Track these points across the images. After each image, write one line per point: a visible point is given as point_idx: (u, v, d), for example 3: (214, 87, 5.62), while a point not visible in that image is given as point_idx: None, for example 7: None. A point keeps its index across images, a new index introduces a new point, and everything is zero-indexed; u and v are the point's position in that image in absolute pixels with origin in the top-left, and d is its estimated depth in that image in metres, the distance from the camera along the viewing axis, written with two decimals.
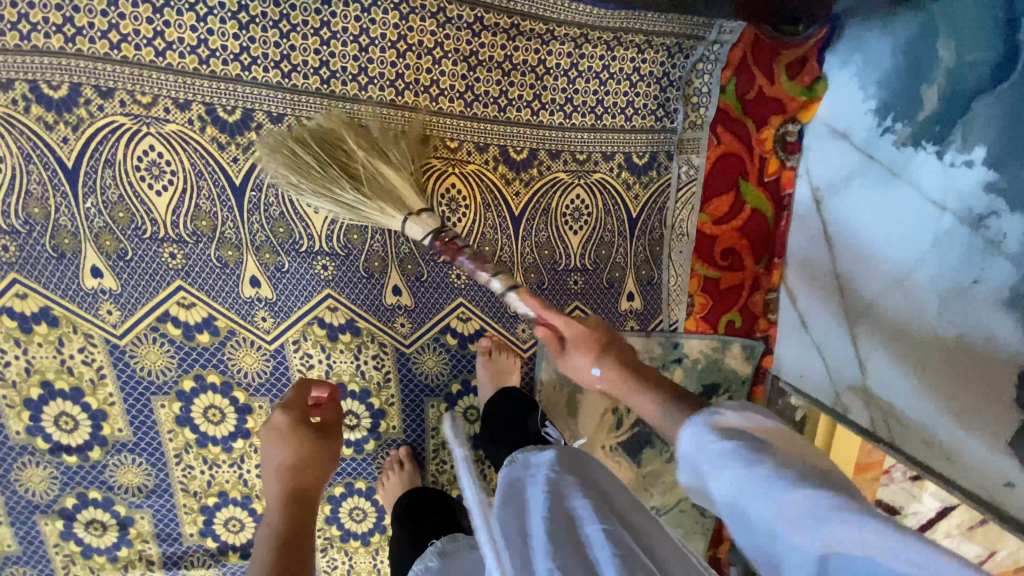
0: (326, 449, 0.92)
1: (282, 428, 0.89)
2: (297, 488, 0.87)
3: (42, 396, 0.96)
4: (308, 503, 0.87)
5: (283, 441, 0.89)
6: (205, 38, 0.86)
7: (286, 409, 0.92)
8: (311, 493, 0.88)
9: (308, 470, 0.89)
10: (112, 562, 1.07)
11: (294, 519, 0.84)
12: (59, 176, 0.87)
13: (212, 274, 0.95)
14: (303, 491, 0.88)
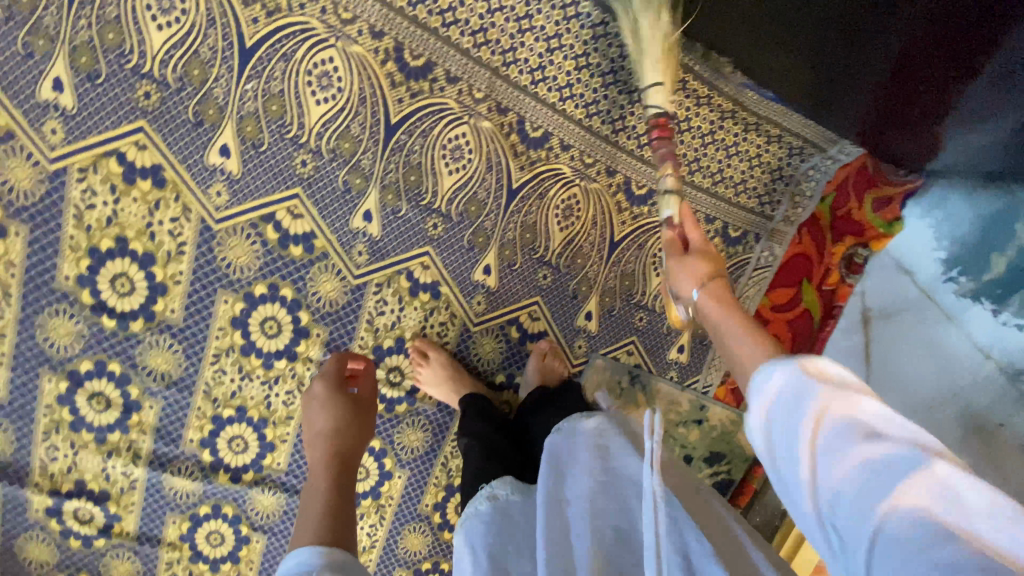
0: (363, 422, 0.99)
1: (320, 396, 0.98)
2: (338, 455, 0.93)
3: (110, 250, 0.92)
4: (349, 469, 0.92)
5: (324, 408, 0.96)
6: None
7: (325, 379, 0.99)
8: (350, 461, 0.94)
9: (345, 438, 0.95)
10: (97, 443, 1.01)
11: (339, 484, 0.89)
12: (233, 50, 0.87)
13: (331, 195, 0.96)
14: (344, 456, 0.94)
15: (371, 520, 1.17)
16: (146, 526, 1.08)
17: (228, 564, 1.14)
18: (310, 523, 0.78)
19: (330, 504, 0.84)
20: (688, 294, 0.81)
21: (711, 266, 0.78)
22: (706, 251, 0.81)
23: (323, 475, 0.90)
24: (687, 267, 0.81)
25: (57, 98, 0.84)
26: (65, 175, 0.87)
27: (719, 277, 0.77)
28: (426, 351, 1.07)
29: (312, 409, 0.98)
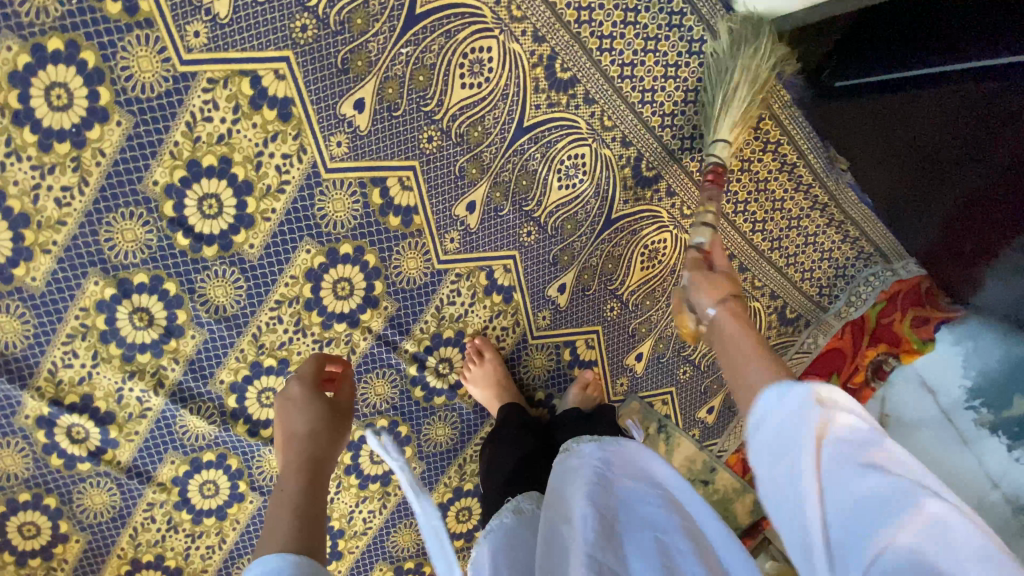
0: (341, 423, 0.85)
1: (296, 397, 0.85)
2: (311, 456, 0.77)
3: (210, 168, 0.87)
4: (324, 475, 0.76)
5: (300, 407, 0.84)
6: (593, 7, 0.93)
7: (299, 381, 0.88)
8: (326, 468, 0.77)
9: (320, 439, 0.80)
10: (122, 360, 0.94)
11: (309, 488, 0.71)
12: (400, 12, 0.87)
13: (444, 177, 0.96)
14: (316, 458, 0.77)
15: (371, 506, 1.13)
16: (140, 459, 1.00)
17: (211, 519, 1.06)
18: (273, 530, 0.63)
19: (301, 507, 0.68)
20: (695, 313, 0.76)
21: (728, 291, 0.74)
22: (717, 281, 0.76)
23: (289, 478, 0.73)
24: (694, 303, 0.77)
25: (212, 4, 0.81)
26: (192, 80, 0.83)
27: (738, 298, 0.73)
28: (483, 350, 1.06)
29: (286, 414, 0.85)
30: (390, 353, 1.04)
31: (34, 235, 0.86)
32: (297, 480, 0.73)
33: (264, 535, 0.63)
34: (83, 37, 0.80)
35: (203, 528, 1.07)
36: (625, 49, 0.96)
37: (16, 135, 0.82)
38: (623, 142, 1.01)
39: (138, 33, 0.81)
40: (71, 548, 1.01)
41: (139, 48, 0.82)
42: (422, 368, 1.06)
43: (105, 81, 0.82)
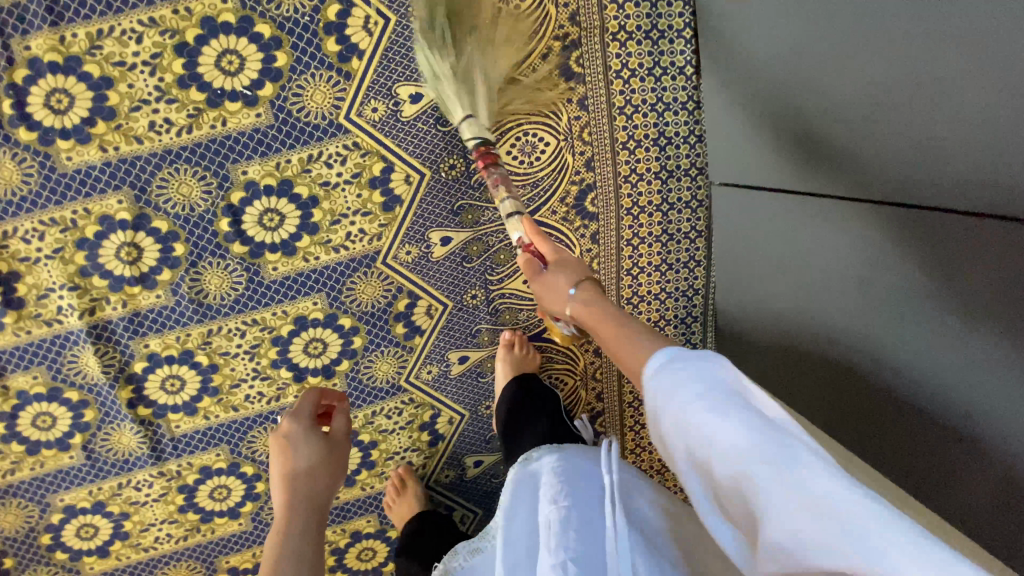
0: (339, 471, 0.92)
1: (292, 435, 0.91)
2: (305, 496, 0.86)
3: (297, 195, 0.92)
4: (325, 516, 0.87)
5: (303, 445, 0.90)
6: (646, 299, 1.11)
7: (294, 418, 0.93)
8: (324, 513, 0.88)
9: (318, 484, 0.88)
10: (78, 270, 0.90)
11: (313, 530, 0.84)
12: (524, 208, 1.00)
13: (459, 328, 1.06)
14: (310, 500, 0.87)
15: (175, 530, 1.07)
16: (6, 355, 0.92)
17: (18, 448, 0.97)
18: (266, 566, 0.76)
19: (306, 560, 0.78)
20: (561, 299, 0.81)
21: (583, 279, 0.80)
22: (568, 263, 0.84)
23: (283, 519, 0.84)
24: (553, 286, 0.82)
25: (404, 102, 0.91)
26: (341, 133, 0.91)
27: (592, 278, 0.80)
28: (405, 479, 1.11)
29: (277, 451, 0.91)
30: None
31: (104, 130, 0.85)
32: (292, 520, 0.83)
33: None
34: (288, 42, 0.86)
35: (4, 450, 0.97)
36: None
37: (167, 58, 0.83)
38: (599, 396, 1.15)
39: (331, 73, 0.88)
40: None
41: (323, 83, 0.88)
42: None
43: (276, 81, 0.87)
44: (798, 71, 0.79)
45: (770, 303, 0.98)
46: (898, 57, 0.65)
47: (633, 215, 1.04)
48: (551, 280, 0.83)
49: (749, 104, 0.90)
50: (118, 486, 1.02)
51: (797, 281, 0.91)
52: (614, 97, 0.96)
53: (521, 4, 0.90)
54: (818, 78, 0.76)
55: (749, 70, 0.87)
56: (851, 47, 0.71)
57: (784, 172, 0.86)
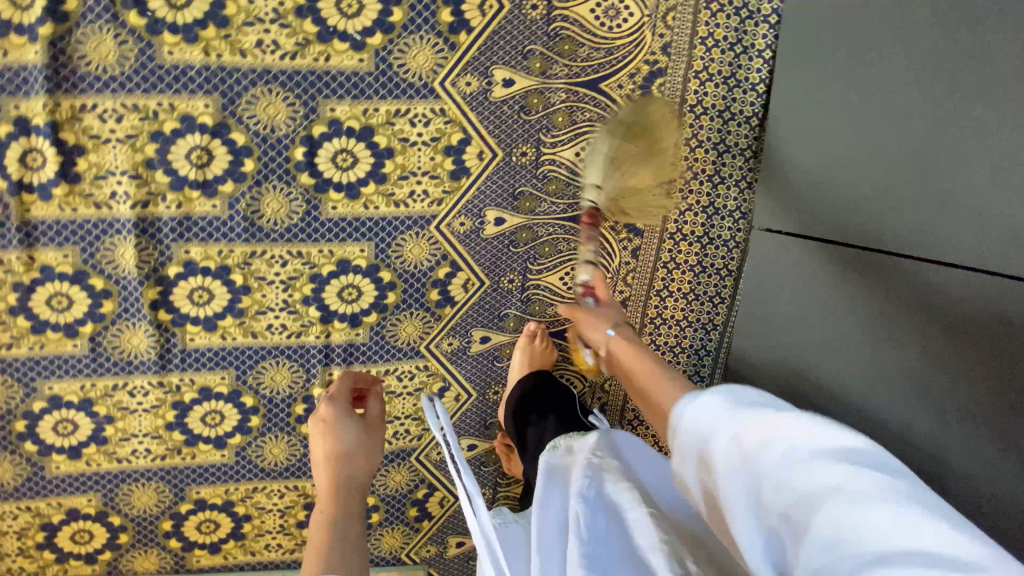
0: (372, 445, 0.92)
1: (324, 417, 0.92)
2: (343, 480, 0.86)
3: (375, 144, 0.96)
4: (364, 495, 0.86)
5: (335, 423, 0.92)
6: (667, 323, 1.16)
7: (329, 402, 0.96)
8: (363, 493, 0.87)
9: (356, 460, 0.89)
10: (144, 161, 0.90)
11: (352, 509, 0.83)
12: (580, 208, 1.05)
13: (490, 308, 1.09)
14: (349, 484, 0.86)
15: (155, 446, 1.04)
16: (45, 227, 0.91)
17: (24, 323, 0.94)
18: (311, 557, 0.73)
19: (349, 537, 0.78)
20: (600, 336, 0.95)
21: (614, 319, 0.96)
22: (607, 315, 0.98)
23: (325, 509, 0.82)
24: (590, 322, 0.98)
25: (497, 83, 0.96)
26: (431, 97, 0.95)
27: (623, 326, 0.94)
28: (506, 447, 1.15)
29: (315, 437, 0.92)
30: (318, 363, 1.05)
31: (212, 35, 0.87)
32: (333, 511, 0.82)
33: (313, 557, 0.74)
34: (408, 2, 0.91)
35: (9, 322, 0.94)
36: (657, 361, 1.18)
37: None
38: (602, 406, 1.19)
39: (439, 39, 0.93)
40: None
41: (429, 47, 0.93)
42: None
43: (387, 33, 0.91)
44: (855, 144, 0.93)
45: (789, 345, 1.07)
46: (949, 150, 0.81)
47: (675, 240, 1.10)
48: (597, 314, 0.98)
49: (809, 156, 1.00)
50: (113, 387, 1.00)
51: (819, 325, 1.01)
52: (684, 128, 1.04)
53: (624, 24, 0.97)
54: (888, 148, 0.88)
55: (815, 131, 0.98)
56: (909, 133, 0.86)
57: (823, 228, 0.98)
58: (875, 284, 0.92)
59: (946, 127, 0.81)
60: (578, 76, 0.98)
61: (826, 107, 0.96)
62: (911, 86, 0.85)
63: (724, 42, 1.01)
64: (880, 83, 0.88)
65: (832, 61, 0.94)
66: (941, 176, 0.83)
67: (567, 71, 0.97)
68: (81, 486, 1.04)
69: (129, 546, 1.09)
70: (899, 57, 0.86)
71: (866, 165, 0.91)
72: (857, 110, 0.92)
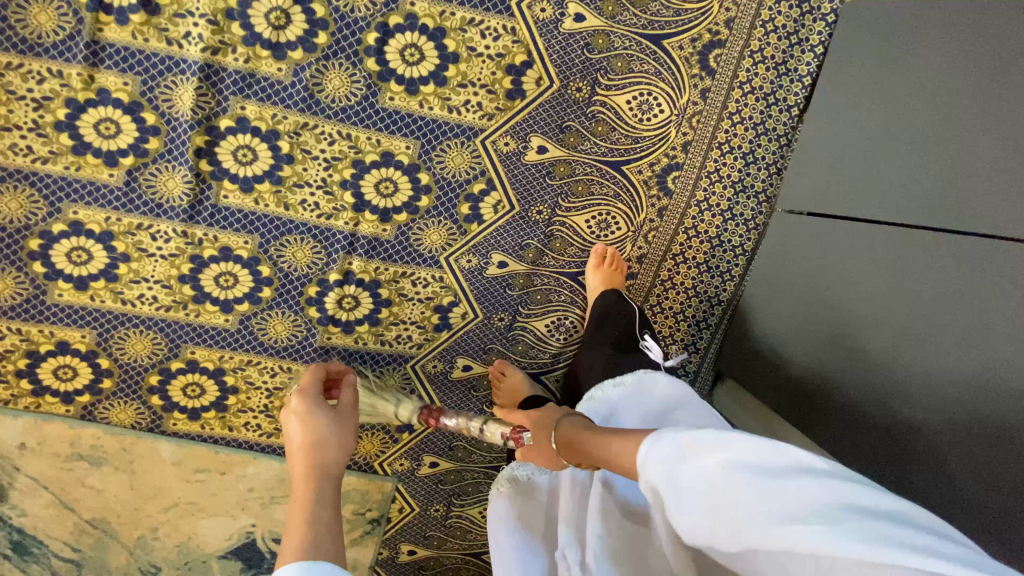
0: (343, 433, 0.96)
1: (298, 406, 0.96)
2: (318, 462, 0.89)
3: (444, 47, 1.00)
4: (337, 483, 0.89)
5: (306, 405, 0.97)
6: (676, 288, 1.20)
7: (300, 394, 0.99)
8: (336, 481, 0.89)
9: (329, 445, 0.92)
10: (224, 10, 0.93)
11: (324, 493, 0.85)
12: (619, 156, 1.10)
13: (513, 234, 1.12)
14: (323, 471, 0.88)
15: (162, 295, 1.04)
16: (113, 51, 0.93)
17: (67, 142, 0.96)
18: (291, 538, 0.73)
19: (324, 519, 0.79)
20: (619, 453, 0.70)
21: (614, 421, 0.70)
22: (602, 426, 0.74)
23: (302, 487, 0.85)
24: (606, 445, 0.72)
25: (569, 16, 1.01)
26: (506, 14, 1.00)
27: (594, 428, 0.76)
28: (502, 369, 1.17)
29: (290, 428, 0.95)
30: (340, 249, 1.07)
31: None
32: (312, 497, 0.83)
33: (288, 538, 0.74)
34: None
35: (52, 137, 0.95)
36: (659, 324, 1.22)
37: None
38: None
39: None
40: None
41: None
42: (337, 285, 1.08)
43: None
44: (906, 131, 0.89)
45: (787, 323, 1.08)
46: (956, 153, 0.81)
47: (701, 208, 1.15)
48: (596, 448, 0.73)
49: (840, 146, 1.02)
50: (137, 226, 1.01)
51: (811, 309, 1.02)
52: (730, 102, 1.09)
53: None
54: (903, 146, 0.89)
55: (851, 122, 1.00)
56: (954, 124, 0.82)
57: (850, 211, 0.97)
58: (894, 267, 0.87)
59: (1000, 121, 0.76)
60: (645, 28, 1.03)
61: (889, 97, 0.94)
62: (978, 77, 0.80)
63: (782, 29, 1.07)
64: (945, 75, 0.85)
65: (909, 53, 0.91)
66: (978, 172, 0.78)
67: (635, 21, 1.03)
68: (79, 320, 1.04)
69: (110, 394, 1.09)
70: (973, 51, 0.81)
71: (916, 152, 0.87)
72: (918, 98, 0.89)
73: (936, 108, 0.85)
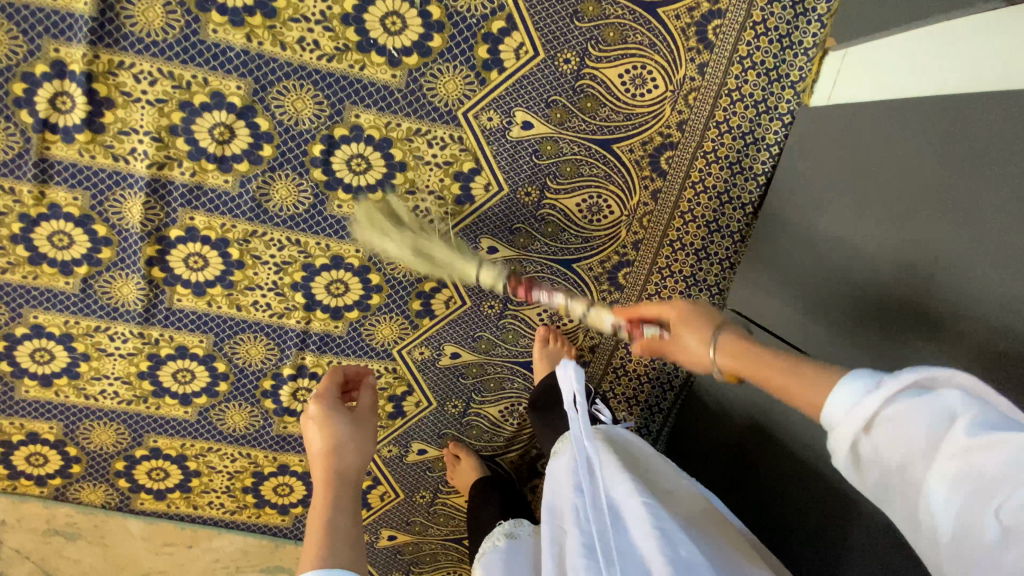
0: (360, 435, 0.93)
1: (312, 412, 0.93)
2: (336, 470, 0.86)
3: (391, 156, 1.00)
4: (356, 492, 0.86)
5: (323, 406, 0.93)
6: (629, 375, 1.21)
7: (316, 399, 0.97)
8: (355, 488, 0.87)
9: (348, 454, 0.89)
10: (168, 127, 0.93)
11: (342, 506, 0.82)
12: (570, 254, 1.10)
13: (466, 327, 1.14)
14: (344, 477, 0.88)
15: (124, 390, 1.08)
16: (62, 168, 0.94)
17: (23, 253, 0.98)
18: (310, 546, 0.73)
19: (349, 540, 0.76)
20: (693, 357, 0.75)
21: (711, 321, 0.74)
22: (688, 317, 0.77)
23: (320, 499, 0.83)
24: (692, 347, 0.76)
25: (517, 124, 1.01)
26: (453, 124, 0.99)
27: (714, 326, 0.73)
28: (458, 454, 1.21)
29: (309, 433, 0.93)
30: (294, 345, 1.09)
31: (258, 24, 0.90)
32: (330, 505, 0.82)
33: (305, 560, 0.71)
34: (449, 31, 0.94)
35: (7, 248, 0.98)
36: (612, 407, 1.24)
37: None
38: None
39: (472, 74, 0.97)
40: None
41: (460, 76, 0.97)
42: (291, 378, 1.11)
43: (424, 56, 0.95)
44: (872, 202, 0.84)
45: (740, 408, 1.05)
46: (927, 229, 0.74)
47: (653, 302, 1.15)
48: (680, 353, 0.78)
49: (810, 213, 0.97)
50: (95, 328, 1.04)
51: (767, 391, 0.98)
52: (683, 201, 1.08)
53: (647, 95, 1.02)
54: (874, 214, 0.83)
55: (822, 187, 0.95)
56: (926, 198, 0.75)
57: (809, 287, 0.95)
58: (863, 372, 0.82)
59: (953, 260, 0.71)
60: (594, 133, 1.02)
61: (837, 231, 0.90)
62: (937, 153, 0.74)
63: (737, 129, 1.05)
64: (907, 156, 0.79)
65: (881, 124, 0.85)
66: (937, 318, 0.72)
67: (585, 126, 1.02)
68: (45, 413, 1.09)
69: (79, 477, 1.15)
70: (916, 182, 0.77)
71: (887, 238, 0.80)
72: (886, 167, 0.82)
73: (902, 192, 0.79)
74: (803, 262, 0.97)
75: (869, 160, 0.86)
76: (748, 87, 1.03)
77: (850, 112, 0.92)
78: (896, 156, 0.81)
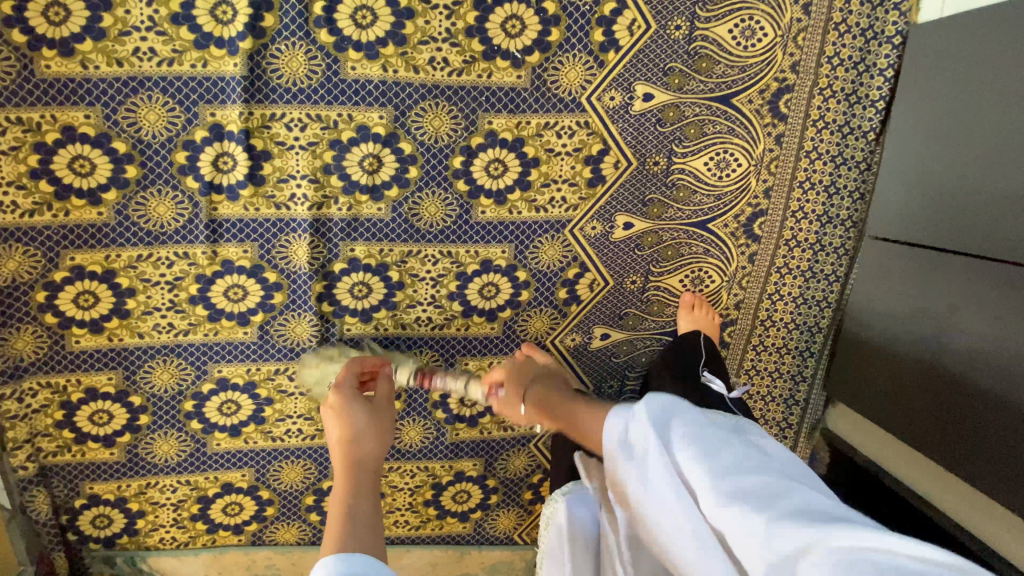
0: (379, 425, 0.96)
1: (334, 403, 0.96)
2: (356, 460, 0.90)
3: (524, 154, 1.04)
4: (375, 479, 0.89)
5: (343, 399, 0.95)
6: (775, 325, 1.22)
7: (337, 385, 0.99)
8: (373, 475, 0.90)
9: (367, 442, 0.92)
10: (322, 166, 0.98)
11: (364, 494, 0.84)
12: (704, 215, 1.12)
13: (612, 306, 1.16)
14: (360, 465, 0.90)
15: (308, 425, 1.13)
16: (231, 224, 1.00)
17: (203, 312, 1.04)
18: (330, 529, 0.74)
19: (366, 528, 0.76)
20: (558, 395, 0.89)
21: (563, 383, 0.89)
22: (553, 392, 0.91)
23: (341, 483, 0.86)
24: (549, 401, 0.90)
25: (638, 98, 1.03)
26: (579, 111, 1.03)
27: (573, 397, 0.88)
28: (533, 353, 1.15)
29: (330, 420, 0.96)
30: (457, 353, 1.13)
31: (391, 53, 0.95)
32: (351, 489, 0.85)
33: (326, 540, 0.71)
34: (565, 22, 0.98)
35: (187, 311, 1.03)
36: (763, 361, 1.25)
37: (464, 8, 0.95)
38: None
39: (591, 59, 1.00)
40: (88, 214, 0.96)
41: (580, 64, 1.00)
42: None
43: (544, 51, 0.99)
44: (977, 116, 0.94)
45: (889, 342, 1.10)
46: None
47: (790, 246, 1.16)
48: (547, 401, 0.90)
49: (913, 144, 1.06)
50: (275, 371, 1.09)
51: (914, 313, 1.05)
52: (806, 141, 1.10)
53: (758, 44, 1.04)
54: (984, 124, 0.93)
55: (920, 118, 1.04)
56: None
57: (926, 209, 1.03)
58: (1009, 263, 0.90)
59: (992, 241, 0.92)
60: (712, 92, 1.05)
61: (945, 151, 1.00)
62: None
63: (849, 60, 1.07)
64: (1004, 65, 0.90)
65: (968, 48, 0.95)
66: (970, 275, 0.95)
67: (703, 87, 1.04)
68: (237, 462, 1.14)
69: (274, 518, 1.19)
70: (1011, 110, 0.89)
71: (1005, 140, 0.90)
72: (982, 83, 0.93)
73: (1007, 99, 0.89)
74: (919, 189, 1.05)
75: (962, 82, 0.96)
76: (854, 17, 1.04)
77: (933, 42, 1.01)
78: (989, 71, 0.92)
